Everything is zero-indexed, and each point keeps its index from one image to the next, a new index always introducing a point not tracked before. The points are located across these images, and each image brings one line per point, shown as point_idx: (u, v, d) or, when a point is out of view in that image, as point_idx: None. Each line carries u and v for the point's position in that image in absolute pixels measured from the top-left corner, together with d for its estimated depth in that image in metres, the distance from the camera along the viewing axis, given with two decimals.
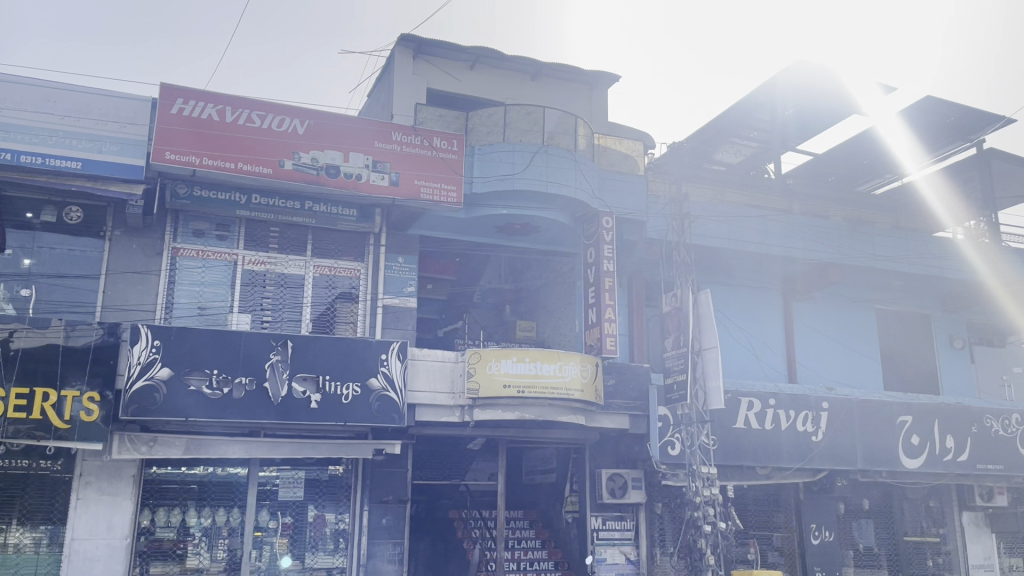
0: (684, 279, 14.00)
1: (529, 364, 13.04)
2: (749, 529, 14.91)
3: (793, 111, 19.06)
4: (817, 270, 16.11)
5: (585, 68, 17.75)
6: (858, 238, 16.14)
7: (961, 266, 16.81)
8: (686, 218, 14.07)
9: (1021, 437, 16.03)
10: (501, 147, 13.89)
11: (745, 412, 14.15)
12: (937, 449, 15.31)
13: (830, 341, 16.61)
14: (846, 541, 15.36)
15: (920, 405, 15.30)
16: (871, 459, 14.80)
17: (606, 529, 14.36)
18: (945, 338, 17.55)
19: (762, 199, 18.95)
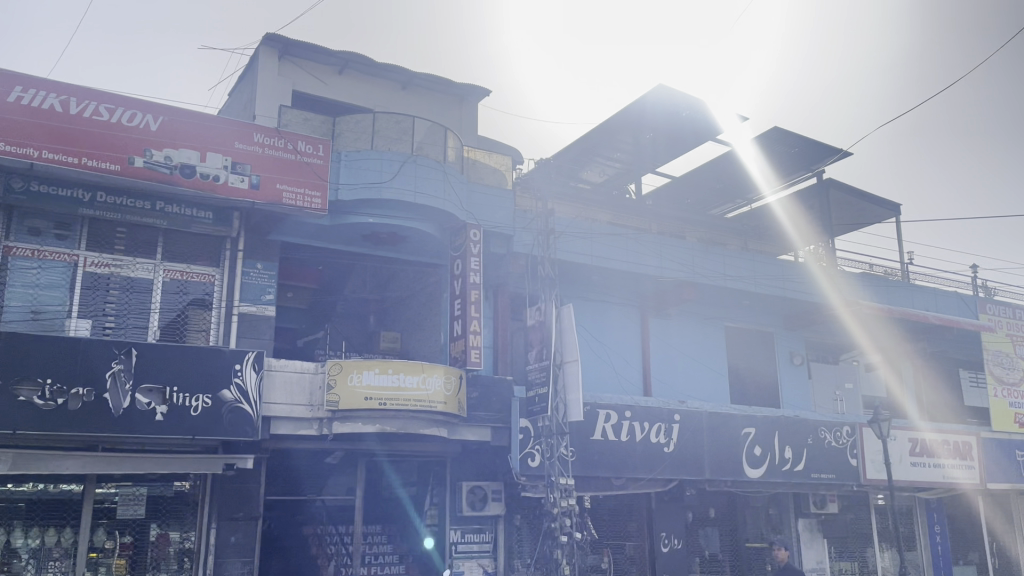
0: (547, 293, 14.23)
1: (392, 376, 12.86)
2: (604, 539, 15.25)
3: (654, 134, 19.87)
4: (673, 288, 16.75)
5: (455, 80, 17.78)
6: (711, 258, 16.97)
7: (801, 287, 17.98)
8: (551, 234, 14.34)
9: (850, 447, 17.27)
10: (368, 154, 13.66)
11: (603, 424, 14.51)
12: (776, 459, 16.25)
13: (683, 356, 17.34)
14: (693, 548, 16.02)
15: (762, 418, 16.21)
16: (717, 469, 15.52)
17: (464, 542, 14.30)
18: (786, 354, 18.72)
19: (624, 218, 19.59)
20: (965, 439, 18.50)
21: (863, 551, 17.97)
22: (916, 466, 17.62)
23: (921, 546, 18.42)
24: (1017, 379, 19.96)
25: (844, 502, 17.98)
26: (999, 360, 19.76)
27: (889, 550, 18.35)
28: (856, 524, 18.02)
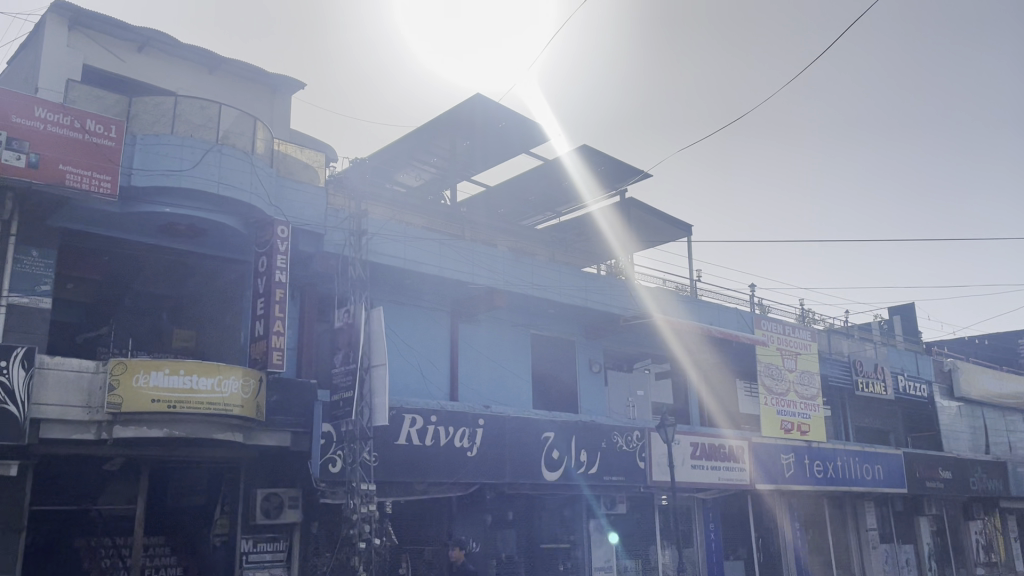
0: (357, 295, 13.95)
1: (184, 377, 12.09)
2: (403, 544, 15.16)
3: (470, 143, 20.13)
4: (482, 294, 16.97)
5: (268, 70, 17.08)
6: (520, 268, 17.42)
7: (602, 298, 18.88)
8: (363, 235, 14.14)
9: (639, 451, 18.31)
10: (168, 140, 12.80)
11: (408, 428, 14.43)
12: (572, 462, 16.91)
13: (490, 362, 17.64)
14: (489, 550, 16.30)
15: (562, 423, 16.82)
16: (517, 473, 15.90)
17: (256, 552, 13.60)
18: (585, 362, 19.58)
19: (440, 223, 19.65)
20: (739, 443, 20.17)
21: (647, 549, 19.12)
22: (696, 469, 18.99)
23: (698, 543, 19.86)
24: (784, 389, 22.08)
25: (631, 503, 19.04)
26: (769, 371, 21.79)
27: (670, 548, 19.63)
28: (641, 523, 19.14)
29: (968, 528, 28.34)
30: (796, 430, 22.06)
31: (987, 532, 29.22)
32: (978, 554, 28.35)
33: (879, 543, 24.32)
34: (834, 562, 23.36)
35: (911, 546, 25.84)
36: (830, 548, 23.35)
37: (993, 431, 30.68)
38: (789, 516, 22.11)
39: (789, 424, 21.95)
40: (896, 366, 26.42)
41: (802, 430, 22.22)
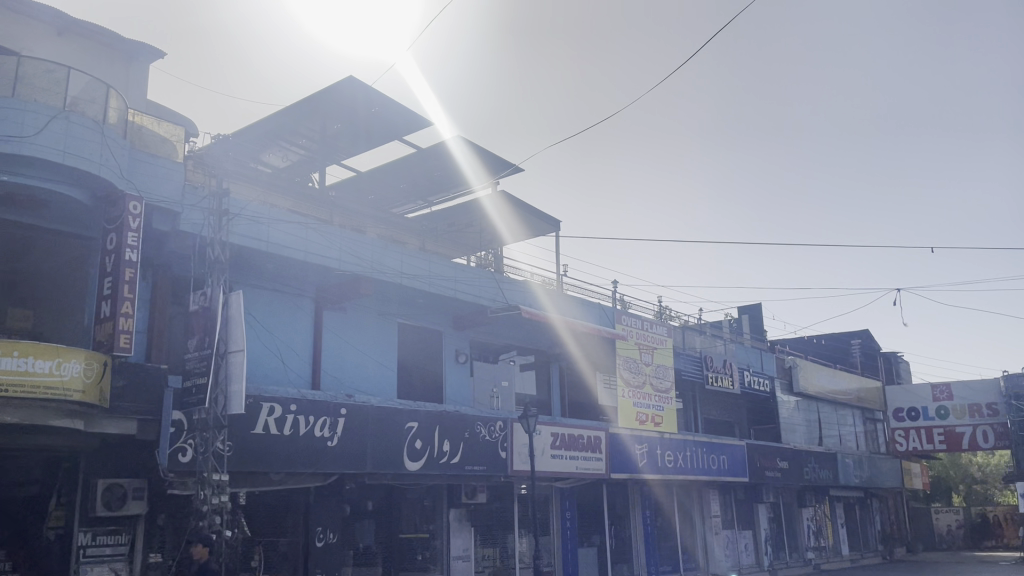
0: (215, 278, 13.36)
1: (18, 359, 11.31)
2: (256, 536, 14.69)
3: (340, 126, 19.68)
4: (348, 282, 16.61)
5: (126, 36, 16.08)
6: (389, 256, 17.20)
7: (470, 289, 18.95)
8: (225, 216, 13.54)
9: (502, 441, 18.54)
10: (7, 103, 11.80)
11: (265, 418, 13.95)
12: (435, 452, 16.90)
13: (354, 350, 17.35)
14: (347, 542, 16.05)
15: (425, 413, 16.77)
16: (378, 463, 15.73)
17: (95, 546, 12.79)
18: (451, 353, 19.62)
19: (307, 207, 19.12)
20: (597, 434, 20.80)
21: (504, 537, 19.42)
22: (555, 458, 19.44)
23: (554, 531, 20.36)
24: (641, 382, 23.00)
25: (491, 492, 19.28)
26: (628, 365, 22.66)
27: (527, 536, 20.04)
28: (499, 512, 19.43)
29: (801, 514, 30.51)
30: (650, 422, 23.03)
31: (817, 518, 31.55)
32: (808, 538, 30.57)
33: (721, 528, 25.72)
34: (681, 547, 24.55)
35: (750, 532, 27.52)
36: (677, 534, 24.52)
37: (826, 424, 33.14)
38: (640, 504, 23.04)
39: (643, 416, 22.89)
40: (743, 362, 28.07)
41: (655, 421, 23.21)
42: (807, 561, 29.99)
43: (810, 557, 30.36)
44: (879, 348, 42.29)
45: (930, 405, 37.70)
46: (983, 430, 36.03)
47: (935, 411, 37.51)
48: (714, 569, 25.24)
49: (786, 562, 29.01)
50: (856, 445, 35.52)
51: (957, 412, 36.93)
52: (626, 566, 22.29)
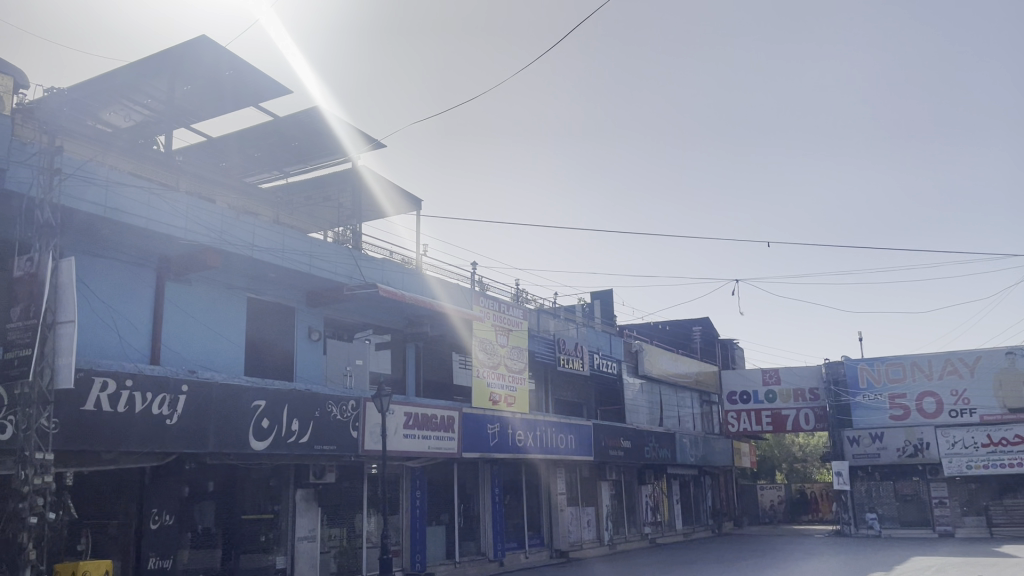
0: (44, 243, 12.35)
1: None
2: (83, 518, 13.80)
3: (190, 87, 18.64)
4: (195, 252, 15.80)
5: None
6: (241, 228, 16.50)
7: (326, 265, 18.50)
8: (58, 175, 12.54)
9: (353, 420, 18.28)
10: None
11: (97, 393, 13.08)
12: (282, 432, 16.43)
13: (198, 324, 16.57)
14: (184, 524, 15.39)
15: (274, 392, 16.26)
16: (221, 442, 15.13)
17: None
18: (304, 330, 19.12)
19: (150, 171, 18.00)
20: (450, 414, 20.93)
21: (352, 518, 19.22)
22: (407, 438, 19.41)
23: (403, 510, 20.36)
24: (496, 362, 23.26)
25: (340, 472, 19.03)
26: (484, 345, 22.80)
27: (375, 515, 19.94)
28: (348, 492, 19.21)
29: (640, 491, 32.06)
30: (503, 402, 23.28)
31: (655, 495, 33.23)
32: (646, 513, 32.16)
33: (566, 505, 26.52)
34: (527, 524, 25.17)
35: (593, 508, 28.61)
36: (524, 512, 25.12)
37: (667, 406, 34.88)
38: (490, 482, 23.32)
39: (497, 396, 23.11)
40: (593, 346, 29.02)
41: (508, 402, 23.52)
42: (644, 535, 31.54)
43: (647, 531, 31.96)
44: (717, 335, 44.91)
45: (760, 389, 40.42)
46: (805, 412, 39.07)
47: (765, 394, 40.25)
48: (558, 544, 26.07)
49: (625, 537, 30.39)
50: (693, 425, 37.61)
51: (784, 396, 39.81)
52: (473, 543, 22.64)
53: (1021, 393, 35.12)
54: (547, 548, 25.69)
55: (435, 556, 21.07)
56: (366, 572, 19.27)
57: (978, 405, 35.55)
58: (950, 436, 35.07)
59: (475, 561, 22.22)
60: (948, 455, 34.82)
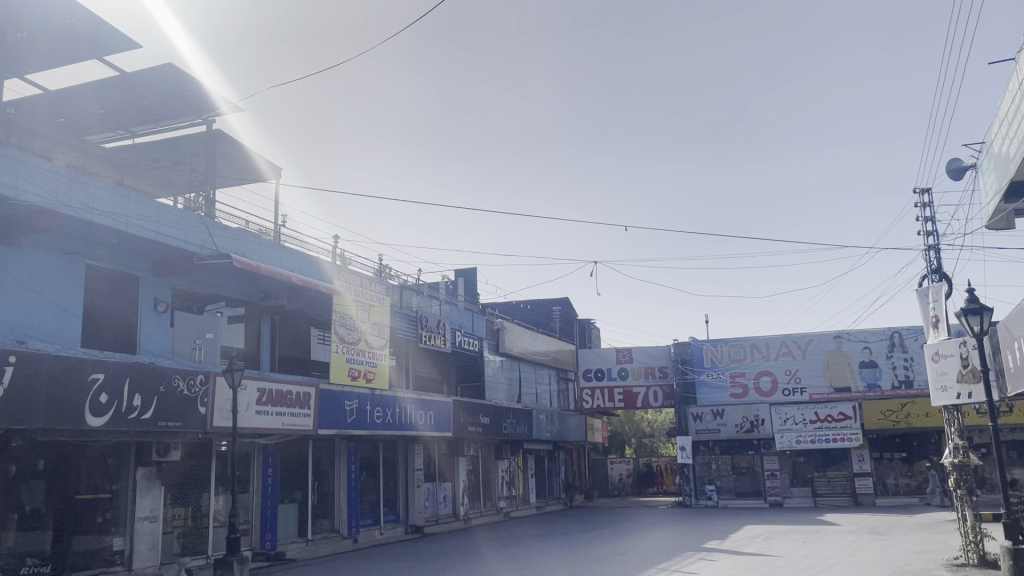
0: None
1: None
2: None
3: (24, 34, 17.12)
4: (27, 214, 14.59)
5: None
6: (81, 189, 15.35)
7: (175, 233, 17.53)
8: None
9: (202, 396, 17.52)
10: None
11: None
12: (123, 408, 15.52)
13: (28, 292, 15.32)
14: (9, 505, 14.32)
15: (114, 365, 15.33)
16: (53, 418, 14.12)
17: None
18: (149, 301, 18.09)
19: None
20: (306, 390, 20.45)
21: (198, 496, 18.48)
22: (259, 415, 18.78)
23: (253, 489, 19.74)
24: (355, 339, 22.86)
25: (185, 449, 18.22)
26: (344, 322, 22.30)
27: (223, 494, 19.23)
28: (194, 471, 18.43)
29: (496, 466, 32.61)
30: (362, 378, 22.99)
31: (511, 469, 33.87)
32: (501, 488, 32.72)
33: (423, 481, 26.71)
34: (383, 500, 25.01)
35: (449, 484, 28.80)
36: (380, 488, 24.95)
37: (526, 383, 35.55)
38: (346, 457, 23.20)
39: (355, 371, 22.76)
40: (456, 323, 29.18)
41: (367, 377, 23.26)
42: (498, 509, 32.07)
43: (502, 506, 32.53)
44: (575, 315, 46.12)
45: (614, 366, 41.86)
46: (654, 390, 40.91)
47: (618, 372, 41.74)
48: (413, 520, 26.08)
49: (480, 511, 30.80)
50: (550, 402, 38.53)
51: (635, 374, 41.48)
52: (327, 521, 22.25)
53: (846, 373, 38.18)
54: (402, 524, 25.65)
55: (286, 534, 20.56)
56: (212, 552, 18.57)
57: (808, 384, 38.43)
58: (783, 413, 37.61)
59: (327, 539, 21.85)
60: (780, 430, 37.42)
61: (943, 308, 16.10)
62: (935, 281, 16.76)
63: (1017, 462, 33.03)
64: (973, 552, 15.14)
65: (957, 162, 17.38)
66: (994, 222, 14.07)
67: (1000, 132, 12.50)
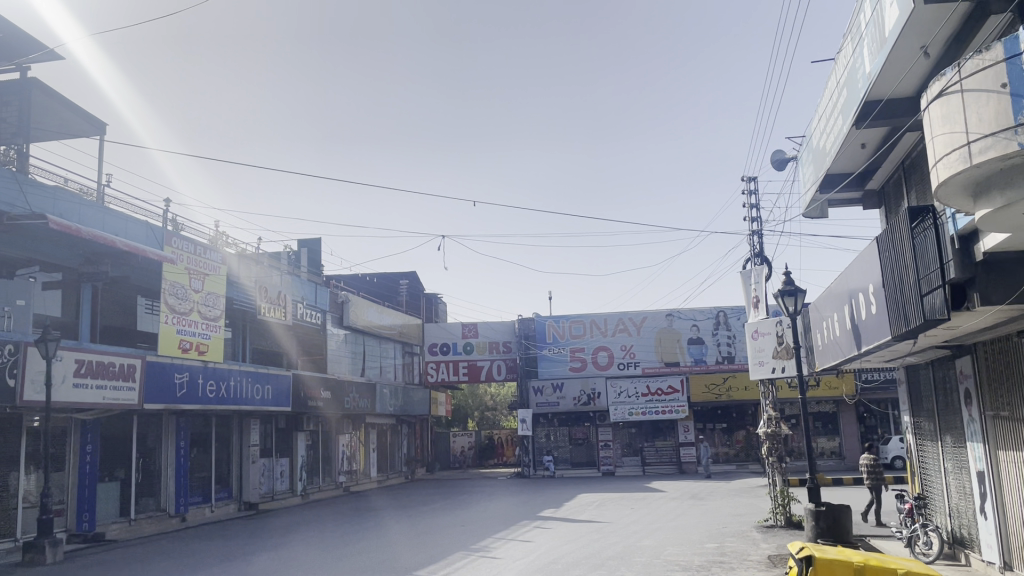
0: None
1: None
2: None
3: None
4: None
5: None
6: None
7: None
8: None
9: (11, 367, 16.01)
10: None
11: None
12: None
13: None
14: None
15: None
16: None
17: None
18: None
19: None
20: (130, 361, 19.21)
21: (5, 475, 16.96)
22: (78, 387, 17.46)
23: (69, 467, 18.37)
24: (187, 309, 21.66)
25: None
26: (174, 290, 21.08)
27: (35, 473, 17.80)
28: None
29: (337, 441, 32.07)
30: (194, 350, 21.89)
31: (352, 444, 33.48)
32: (341, 463, 32.23)
33: (259, 457, 25.92)
34: (215, 476, 23.97)
35: (287, 459, 28.05)
36: (212, 464, 23.92)
37: (369, 358, 35.06)
38: (175, 433, 22.13)
39: (187, 343, 21.62)
40: (297, 295, 28.34)
41: (199, 350, 22.15)
42: (338, 484, 31.57)
43: (342, 480, 32.06)
44: (423, 289, 45.95)
45: (459, 340, 42.13)
46: (498, 363, 41.62)
47: (463, 346, 42.06)
48: (247, 497, 25.21)
49: (319, 486, 30.21)
50: (393, 376, 38.25)
51: (480, 348, 41.94)
52: (153, 499, 21.07)
53: (676, 349, 40.42)
54: (235, 501, 24.69)
55: (106, 515, 19.32)
56: (20, 535, 17.09)
57: (641, 359, 40.46)
58: (618, 386, 39.32)
59: (154, 518, 20.72)
60: (615, 403, 39.11)
61: (763, 289, 17.30)
62: (757, 263, 17.94)
63: (821, 432, 36.26)
64: (781, 514, 16.52)
65: (780, 153, 18.63)
66: (811, 210, 15.20)
67: (819, 126, 13.49)
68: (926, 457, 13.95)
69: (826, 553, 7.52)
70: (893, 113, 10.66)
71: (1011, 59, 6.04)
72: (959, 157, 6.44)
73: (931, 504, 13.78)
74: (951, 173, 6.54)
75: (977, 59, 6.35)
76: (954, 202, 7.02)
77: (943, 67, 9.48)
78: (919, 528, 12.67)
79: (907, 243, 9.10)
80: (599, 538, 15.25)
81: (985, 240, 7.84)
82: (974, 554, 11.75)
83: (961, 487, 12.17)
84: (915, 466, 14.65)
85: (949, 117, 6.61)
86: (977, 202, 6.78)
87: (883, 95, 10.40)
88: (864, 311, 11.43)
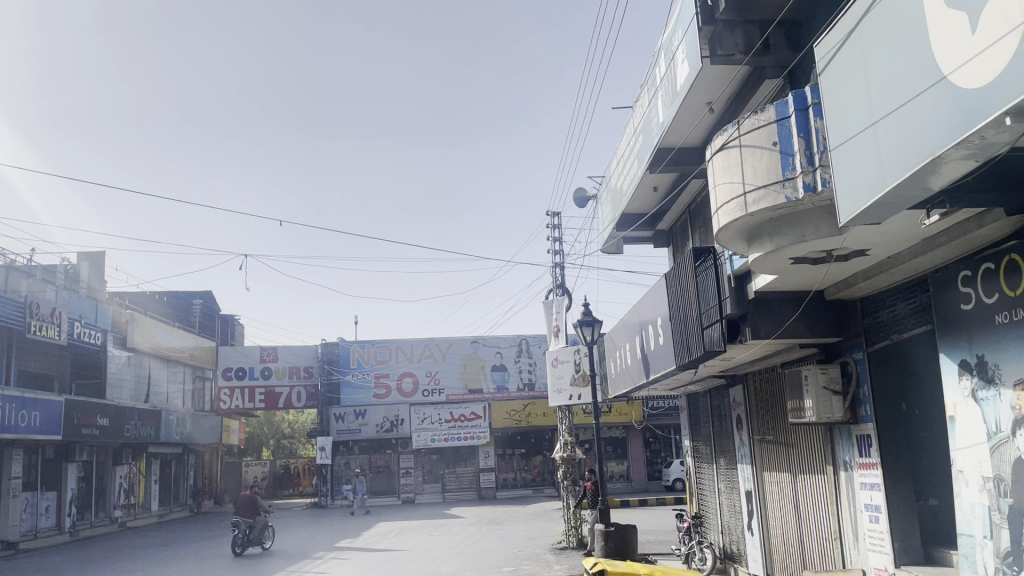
0: None
1: None
2: None
3: None
4: None
5: None
6: None
7: None
8: None
9: None
10: None
11: None
12: None
13: None
14: None
15: None
16: None
17: None
18: None
19: None
20: None
21: None
22: None
23: None
24: None
25: None
26: None
27: None
28: None
29: (113, 471, 29.49)
30: None
31: (130, 475, 30.86)
32: (118, 496, 29.60)
33: (20, 491, 23.29)
34: None
35: (53, 493, 25.35)
36: None
37: (155, 382, 32.53)
38: None
39: None
40: (75, 313, 25.82)
41: None
42: (113, 519, 28.91)
43: (117, 515, 29.41)
44: (218, 310, 43.62)
45: (257, 365, 40.36)
46: (298, 390, 40.24)
47: (260, 372, 40.29)
48: (5, 535, 22.40)
49: (90, 522, 27.48)
50: (182, 403, 35.80)
51: (279, 373, 40.42)
52: None
53: (479, 376, 41.00)
54: None
55: None
56: None
57: (445, 385, 40.76)
58: (421, 413, 39.35)
59: None
60: (417, 429, 39.11)
61: (563, 319, 18.09)
62: (558, 294, 18.75)
63: (612, 456, 38.17)
64: (573, 536, 17.18)
65: (581, 191, 19.67)
66: (609, 246, 16.13)
67: (617, 169, 14.41)
68: (703, 479, 15.08)
69: (617, 567, 7.88)
70: (682, 161, 11.60)
71: (781, 121, 6.84)
72: (736, 206, 7.14)
73: (707, 522, 14.93)
74: (730, 220, 7.23)
75: (753, 119, 7.11)
76: (732, 244, 7.74)
77: (725, 122, 10.49)
78: (695, 545, 13.68)
79: (691, 280, 9.90)
80: (397, 566, 15.11)
81: (757, 280, 8.68)
82: (742, 568, 12.84)
83: (732, 505, 13.28)
84: (692, 486, 15.82)
85: (730, 167, 7.30)
86: (750, 246, 7.51)
87: (674, 144, 11.32)
88: (653, 341, 12.27)
